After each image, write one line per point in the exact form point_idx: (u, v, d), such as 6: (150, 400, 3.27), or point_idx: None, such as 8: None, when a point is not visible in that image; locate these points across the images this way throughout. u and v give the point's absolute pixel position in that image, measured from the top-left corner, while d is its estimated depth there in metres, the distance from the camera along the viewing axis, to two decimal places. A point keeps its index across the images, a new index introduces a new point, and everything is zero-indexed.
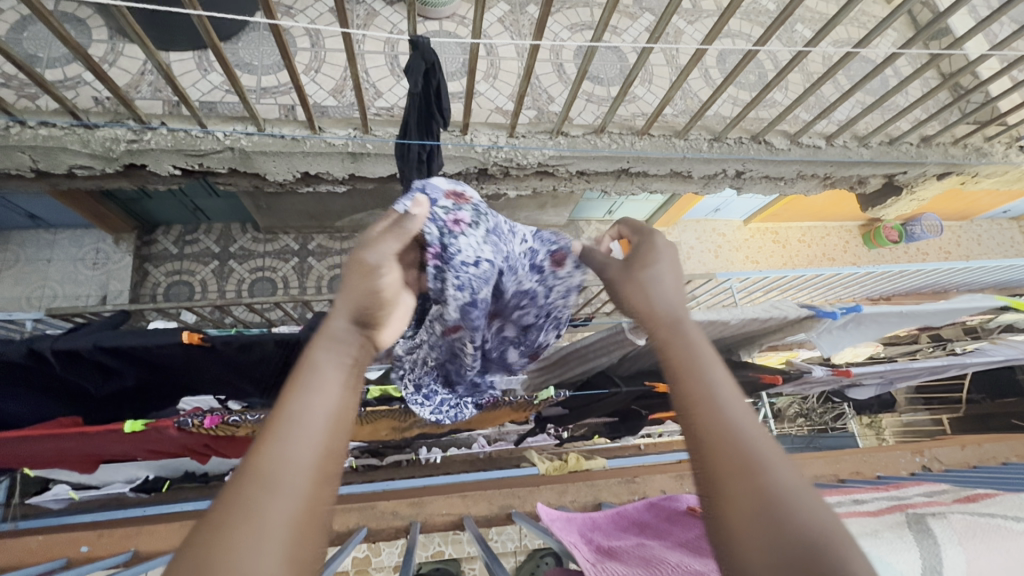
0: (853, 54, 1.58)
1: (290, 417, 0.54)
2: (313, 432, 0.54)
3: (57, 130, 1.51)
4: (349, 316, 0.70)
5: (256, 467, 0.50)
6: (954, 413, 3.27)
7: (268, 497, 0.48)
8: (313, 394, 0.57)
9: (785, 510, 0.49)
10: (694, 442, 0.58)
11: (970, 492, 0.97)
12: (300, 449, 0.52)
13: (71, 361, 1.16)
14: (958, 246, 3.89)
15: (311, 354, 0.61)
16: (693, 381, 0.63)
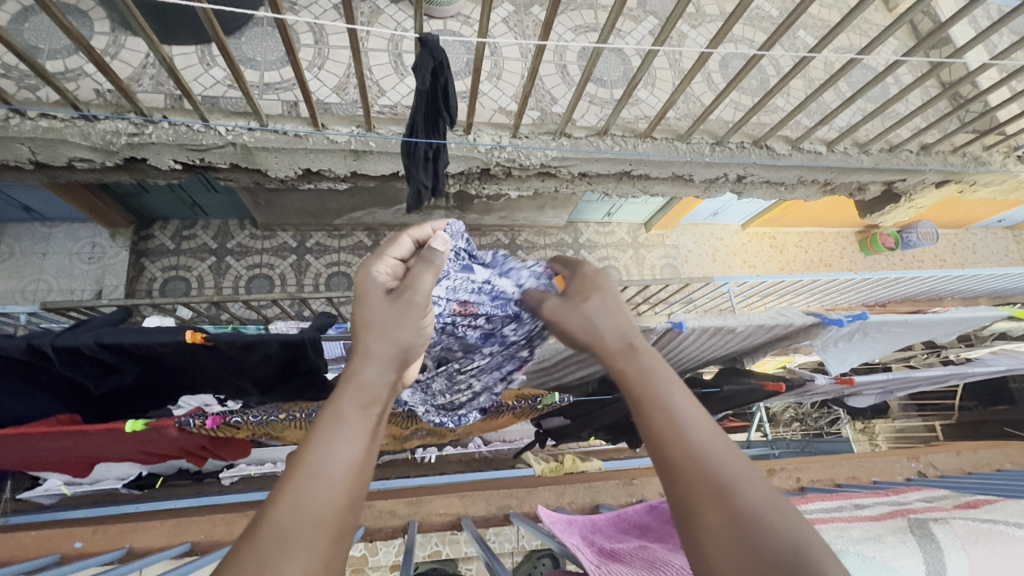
0: (857, 60, 1.58)
1: (310, 466, 0.53)
2: (330, 484, 0.52)
3: (58, 122, 1.50)
4: (386, 362, 0.67)
5: (268, 521, 0.48)
6: (948, 420, 3.29)
7: (284, 557, 0.46)
8: (333, 444, 0.55)
9: (756, 535, 0.47)
10: (671, 479, 0.54)
11: (970, 498, 0.98)
12: (311, 501, 0.50)
13: (71, 357, 1.14)
14: (953, 255, 3.92)
15: (334, 400, 0.60)
16: (658, 410, 0.59)
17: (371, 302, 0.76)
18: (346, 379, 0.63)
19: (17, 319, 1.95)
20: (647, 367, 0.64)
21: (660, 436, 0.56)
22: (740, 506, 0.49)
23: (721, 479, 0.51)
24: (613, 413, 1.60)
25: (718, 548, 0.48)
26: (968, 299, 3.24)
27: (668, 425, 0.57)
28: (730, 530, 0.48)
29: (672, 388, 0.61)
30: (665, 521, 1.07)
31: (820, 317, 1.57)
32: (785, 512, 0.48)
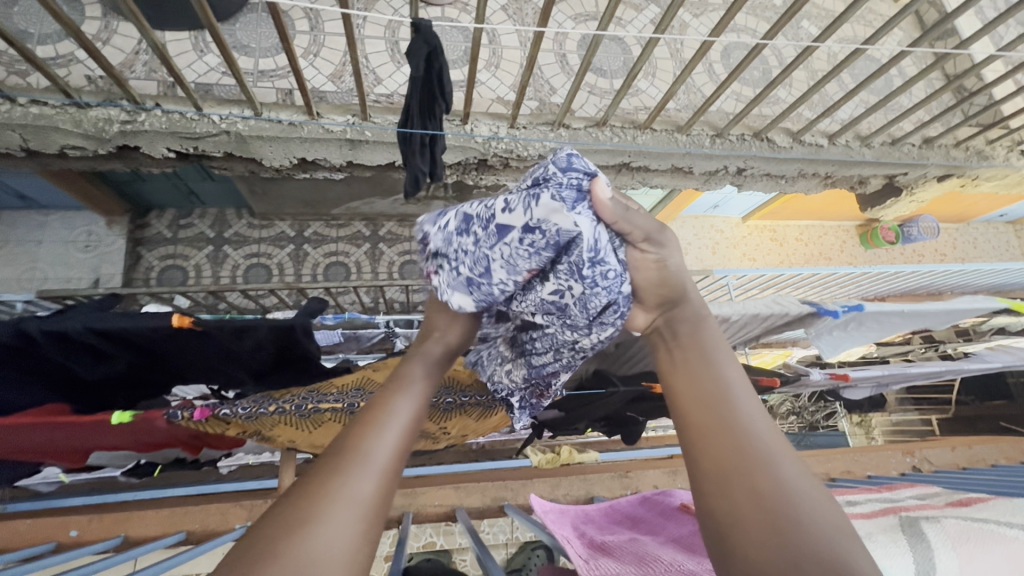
0: (859, 51, 1.55)
1: (388, 413, 0.63)
2: (400, 428, 0.62)
3: (49, 109, 1.48)
4: (440, 347, 0.80)
5: (355, 446, 0.57)
6: (944, 414, 3.31)
7: (361, 473, 0.55)
8: (409, 401, 0.66)
9: (789, 519, 0.49)
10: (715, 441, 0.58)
11: (963, 495, 0.98)
12: (390, 436, 0.60)
13: (60, 344, 1.14)
14: (954, 249, 3.90)
15: (409, 367, 0.72)
16: (706, 379, 0.63)
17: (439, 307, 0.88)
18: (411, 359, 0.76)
19: (12, 306, 1.94)
20: (694, 344, 0.69)
21: (692, 406, 0.62)
22: (770, 479, 0.52)
23: (756, 451, 0.55)
24: (604, 406, 1.60)
25: (743, 515, 0.51)
26: (967, 295, 3.23)
27: (711, 395, 0.62)
28: (753, 499, 0.52)
29: (731, 366, 0.65)
30: (657, 513, 1.07)
31: (815, 305, 1.57)
32: (814, 494, 0.52)
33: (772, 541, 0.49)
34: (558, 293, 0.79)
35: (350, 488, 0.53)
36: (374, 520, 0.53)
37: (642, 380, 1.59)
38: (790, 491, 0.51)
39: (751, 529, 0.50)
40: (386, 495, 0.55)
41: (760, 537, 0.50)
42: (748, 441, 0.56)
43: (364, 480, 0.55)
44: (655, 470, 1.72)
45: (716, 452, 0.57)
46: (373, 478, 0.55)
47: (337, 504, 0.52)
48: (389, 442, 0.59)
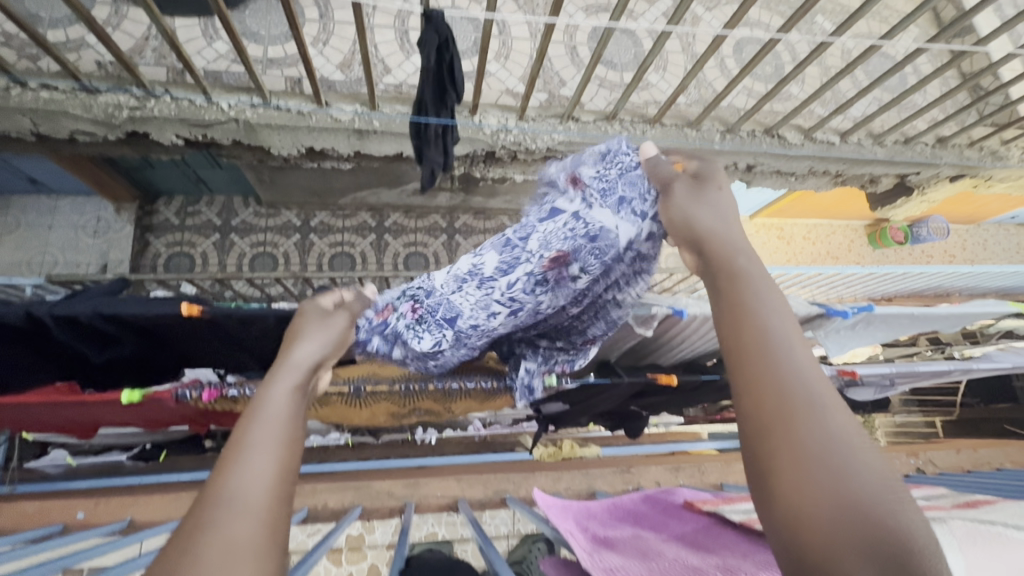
0: (875, 48, 1.52)
1: (248, 443, 0.57)
2: (269, 456, 0.56)
3: (59, 94, 1.49)
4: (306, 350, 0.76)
5: (215, 490, 0.52)
6: (948, 416, 3.30)
7: (234, 520, 0.50)
8: (264, 422, 0.60)
9: (843, 483, 0.46)
10: (745, 390, 0.54)
11: (969, 497, 0.97)
12: (255, 475, 0.54)
13: (70, 327, 1.13)
14: (964, 250, 3.86)
15: (263, 386, 0.65)
16: (745, 328, 0.58)
17: (309, 325, 0.85)
18: (278, 367, 0.70)
19: (21, 290, 1.95)
20: (731, 291, 0.63)
21: (737, 350, 0.57)
22: (813, 433, 0.49)
23: (801, 402, 0.51)
24: (612, 399, 1.59)
25: (784, 473, 0.48)
26: (975, 297, 3.20)
27: (755, 348, 0.56)
28: (793, 459, 0.48)
29: (775, 310, 0.59)
30: (660, 510, 1.07)
31: (823, 307, 1.57)
32: (856, 450, 0.48)
33: (814, 498, 0.46)
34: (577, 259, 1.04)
35: (217, 534, 0.49)
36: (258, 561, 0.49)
37: (646, 372, 1.59)
38: (830, 449, 0.48)
39: (794, 495, 0.47)
40: (276, 526, 0.52)
41: (804, 501, 0.46)
42: (789, 387, 0.52)
43: (240, 523, 0.50)
44: (657, 467, 1.72)
45: (756, 400, 0.53)
46: (242, 520, 0.50)
47: (199, 555, 0.47)
48: (265, 470, 0.55)
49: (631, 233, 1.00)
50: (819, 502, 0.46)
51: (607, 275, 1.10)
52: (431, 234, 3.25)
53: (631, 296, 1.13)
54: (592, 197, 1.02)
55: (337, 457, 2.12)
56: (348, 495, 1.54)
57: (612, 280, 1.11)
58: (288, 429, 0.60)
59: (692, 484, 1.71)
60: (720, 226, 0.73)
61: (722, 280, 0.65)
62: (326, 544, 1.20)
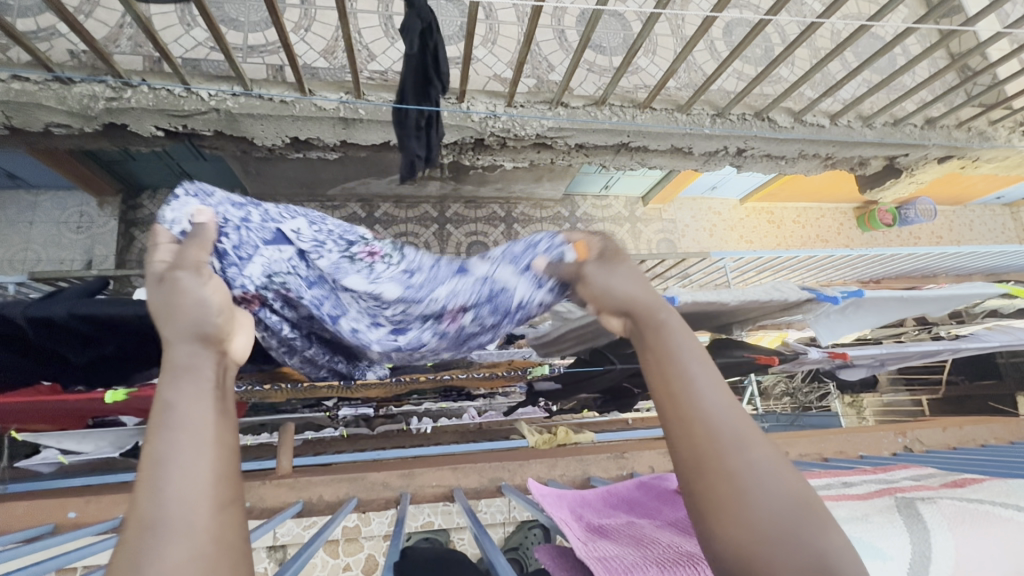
0: (866, 27, 1.50)
1: (158, 459, 0.50)
2: (191, 467, 0.50)
3: (31, 85, 1.44)
4: (192, 336, 0.62)
5: (137, 520, 0.46)
6: (935, 395, 3.36)
7: (169, 551, 0.44)
8: (174, 430, 0.52)
9: (771, 518, 0.48)
10: (675, 430, 0.56)
11: (957, 475, 0.98)
12: (176, 491, 0.48)
13: (48, 329, 1.12)
14: (950, 231, 3.90)
15: (159, 389, 0.55)
16: (668, 371, 0.59)
17: (181, 292, 0.68)
18: (167, 366, 0.58)
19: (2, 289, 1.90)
20: (652, 339, 0.64)
21: (663, 390, 0.59)
22: (740, 467, 0.51)
23: (719, 438, 0.53)
24: (603, 382, 1.61)
25: (719, 506, 0.50)
26: (962, 277, 3.23)
27: (677, 393, 0.57)
28: (727, 491, 0.50)
29: (691, 354, 0.61)
30: (654, 495, 1.06)
31: (815, 292, 1.58)
32: (778, 480, 0.50)
33: (747, 529, 0.48)
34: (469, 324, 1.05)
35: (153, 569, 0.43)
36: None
37: None
38: (755, 485, 0.50)
39: (730, 527, 0.49)
40: (220, 536, 0.47)
41: (741, 533, 0.48)
42: (711, 428, 0.54)
43: (178, 550, 0.45)
44: (651, 451, 1.73)
45: (685, 440, 0.55)
46: (175, 543, 0.45)
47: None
48: (196, 478, 0.49)
49: (533, 302, 0.99)
50: (753, 534, 0.47)
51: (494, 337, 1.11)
52: (422, 223, 3.23)
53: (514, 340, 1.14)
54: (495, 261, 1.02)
55: (334, 448, 2.13)
56: (343, 487, 1.53)
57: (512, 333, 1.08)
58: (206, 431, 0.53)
59: None
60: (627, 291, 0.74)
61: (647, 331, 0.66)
62: (322, 536, 1.19)
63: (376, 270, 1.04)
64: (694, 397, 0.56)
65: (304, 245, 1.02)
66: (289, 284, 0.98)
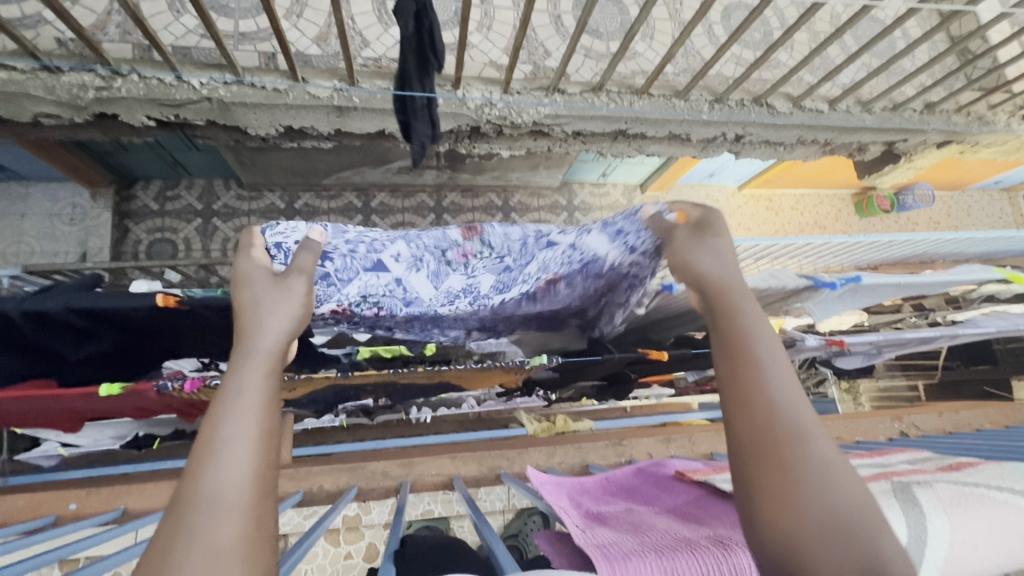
0: (865, 10, 1.48)
1: (219, 440, 0.60)
2: (243, 453, 0.59)
3: (18, 74, 1.42)
4: (275, 331, 0.74)
5: (193, 491, 0.56)
6: (929, 379, 3.43)
7: (217, 522, 0.54)
8: (238, 418, 0.62)
9: (825, 507, 0.51)
10: (738, 412, 0.60)
11: (953, 459, 0.99)
12: (229, 471, 0.58)
13: (42, 324, 1.11)
14: (948, 217, 3.89)
15: (234, 373, 0.66)
16: (739, 359, 0.63)
17: (262, 288, 0.81)
18: (242, 352, 0.69)
19: None
20: (729, 325, 0.67)
21: (732, 374, 0.62)
22: (801, 459, 0.54)
23: (786, 428, 0.57)
24: (600, 370, 1.59)
25: (772, 491, 0.54)
26: (959, 263, 3.23)
27: (749, 381, 0.61)
28: (785, 479, 0.54)
29: (766, 344, 0.64)
30: (652, 482, 1.07)
31: (811, 279, 1.58)
32: (837, 476, 0.53)
33: (794, 514, 0.52)
34: (570, 285, 1.17)
35: (201, 536, 0.53)
36: (246, 560, 0.53)
37: (637, 346, 1.62)
38: (815, 478, 0.53)
39: (781, 510, 0.53)
40: (258, 520, 0.56)
41: (791, 517, 0.52)
42: (778, 418, 0.57)
43: (223, 523, 0.54)
44: (649, 439, 1.74)
45: (746, 425, 0.58)
46: (223, 516, 0.54)
47: (185, 557, 0.51)
48: (245, 464, 0.59)
49: (625, 261, 1.10)
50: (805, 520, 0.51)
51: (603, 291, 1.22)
52: (419, 213, 3.21)
53: (632, 302, 1.26)
54: (590, 228, 1.06)
55: (334, 439, 2.14)
56: (343, 476, 1.54)
57: (614, 288, 1.21)
58: (258, 419, 0.63)
59: (683, 454, 1.74)
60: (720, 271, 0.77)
61: (720, 318, 0.69)
62: (323, 525, 1.20)
63: (472, 265, 1.13)
64: (764, 387, 0.60)
65: (400, 256, 1.10)
66: (381, 304, 1.10)
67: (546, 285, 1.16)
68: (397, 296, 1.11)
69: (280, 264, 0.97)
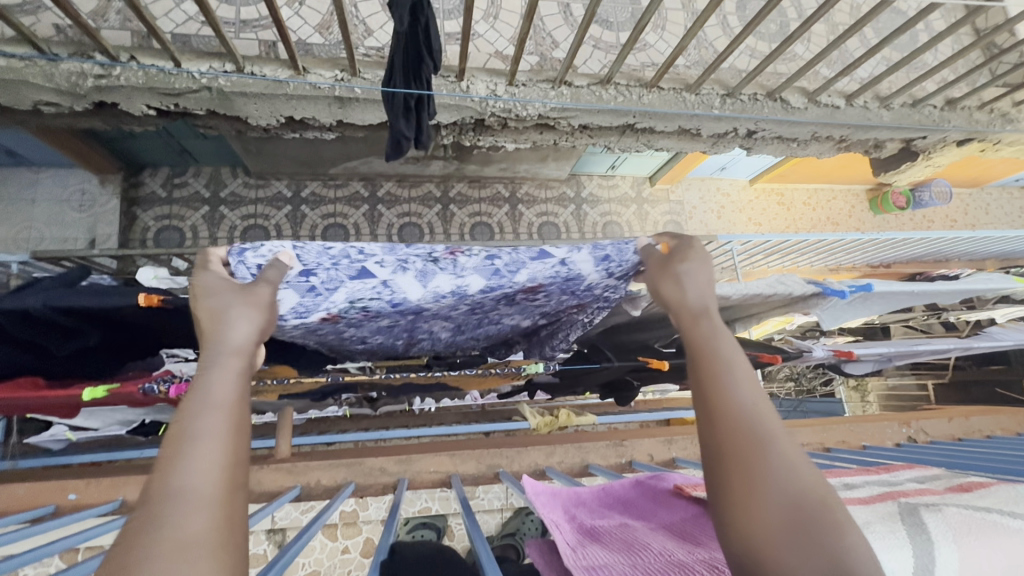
0: (886, 4, 1.41)
1: (189, 436, 0.60)
2: (213, 449, 0.59)
3: (17, 62, 1.40)
4: (249, 333, 0.75)
5: (161, 488, 0.55)
6: (940, 379, 3.30)
7: (185, 516, 0.53)
8: (208, 415, 0.62)
9: (780, 500, 0.57)
10: (704, 429, 0.66)
11: (964, 478, 0.95)
12: (195, 467, 0.57)
13: (24, 321, 1.08)
14: (965, 215, 3.79)
15: (202, 373, 0.67)
16: (704, 378, 0.70)
17: (227, 292, 0.81)
18: (213, 352, 0.70)
19: None
20: (695, 347, 0.75)
21: (699, 398, 0.69)
22: (760, 462, 0.60)
23: (748, 434, 0.63)
24: (599, 377, 1.62)
25: (736, 492, 0.60)
26: (976, 263, 3.15)
27: (710, 397, 0.68)
28: (744, 481, 0.60)
29: (731, 363, 0.70)
30: (650, 497, 1.04)
31: (820, 286, 1.54)
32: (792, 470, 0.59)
33: (759, 513, 0.57)
34: (548, 296, 1.19)
35: (169, 528, 0.52)
36: (214, 551, 0.52)
37: (637, 354, 1.60)
38: (771, 478, 0.59)
39: (744, 515, 0.58)
40: (228, 515, 0.56)
41: (753, 517, 0.57)
42: (740, 427, 0.64)
43: (192, 516, 0.53)
44: (650, 440, 1.72)
45: (711, 440, 0.65)
46: (193, 507, 0.54)
47: (146, 549, 0.50)
48: (214, 460, 0.58)
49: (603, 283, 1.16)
50: (763, 515, 0.57)
51: (570, 306, 1.29)
52: (425, 203, 3.18)
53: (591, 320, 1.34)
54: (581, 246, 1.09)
55: (336, 430, 2.14)
56: (341, 472, 1.53)
57: (583, 305, 1.27)
58: (227, 416, 0.63)
59: (685, 455, 1.72)
60: (693, 295, 0.85)
61: (690, 345, 0.76)
62: (320, 521, 1.19)
63: (461, 266, 1.07)
64: (726, 401, 0.66)
65: (385, 261, 1.04)
66: (368, 307, 1.09)
67: (526, 293, 1.16)
68: (384, 298, 1.09)
69: (243, 278, 0.92)
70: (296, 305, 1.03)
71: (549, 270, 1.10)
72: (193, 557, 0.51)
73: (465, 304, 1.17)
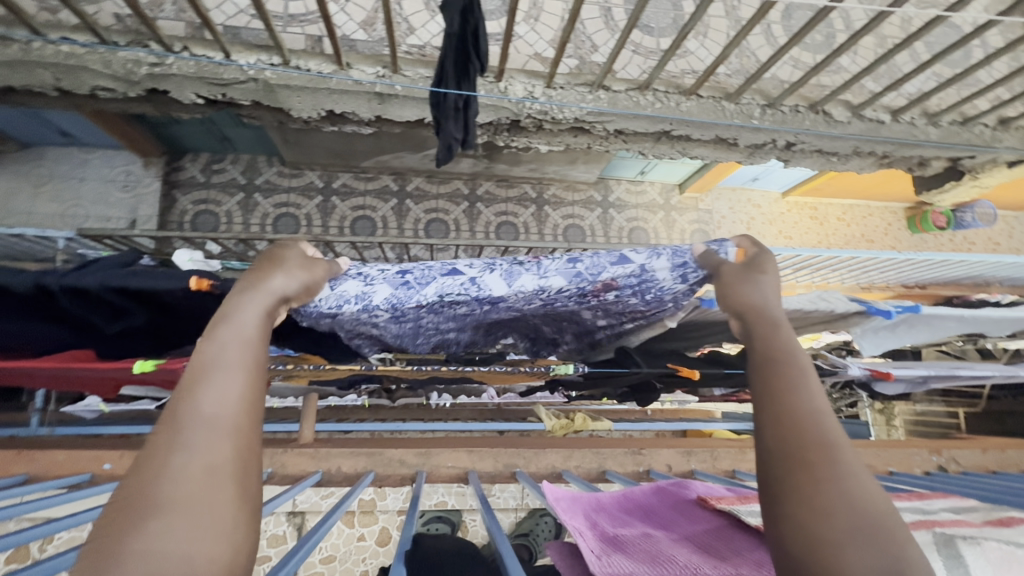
0: (941, 19, 1.37)
1: (210, 367, 0.65)
2: (235, 383, 0.64)
3: (79, 48, 1.47)
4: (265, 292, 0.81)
5: (185, 409, 0.60)
6: (972, 408, 3.18)
7: (209, 438, 0.58)
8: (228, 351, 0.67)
9: (837, 501, 0.58)
10: (766, 426, 0.68)
11: (1001, 513, 0.93)
12: (216, 396, 0.62)
13: (80, 299, 1.13)
14: (1009, 239, 3.65)
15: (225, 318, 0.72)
16: (772, 381, 0.72)
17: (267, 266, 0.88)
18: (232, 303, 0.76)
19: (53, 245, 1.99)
20: (768, 351, 0.77)
21: (764, 399, 0.71)
22: (826, 465, 0.61)
23: (814, 439, 0.64)
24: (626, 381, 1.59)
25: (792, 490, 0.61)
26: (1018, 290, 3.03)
27: (774, 397, 0.70)
28: (806, 482, 0.61)
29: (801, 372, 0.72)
30: (673, 505, 1.03)
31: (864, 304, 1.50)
32: (856, 481, 0.60)
33: (814, 508, 0.58)
34: (618, 298, 1.17)
35: (193, 446, 0.57)
36: (234, 477, 0.57)
37: (667, 359, 1.56)
38: (837, 484, 0.59)
39: (800, 512, 0.59)
40: (246, 444, 0.61)
41: (810, 514, 0.58)
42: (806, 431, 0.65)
43: (215, 440, 0.59)
44: (669, 450, 1.69)
45: (773, 439, 0.66)
46: (215, 431, 0.59)
47: (175, 466, 0.55)
48: (234, 392, 0.63)
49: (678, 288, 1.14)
50: (825, 517, 0.57)
51: (633, 311, 1.26)
52: (453, 200, 3.21)
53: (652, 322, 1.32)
54: (660, 252, 1.10)
55: (355, 418, 2.17)
56: (361, 461, 1.56)
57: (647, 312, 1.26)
58: (247, 356, 0.68)
59: (704, 469, 1.69)
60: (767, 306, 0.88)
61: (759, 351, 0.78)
62: (341, 507, 1.21)
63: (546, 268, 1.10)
64: (793, 401, 0.68)
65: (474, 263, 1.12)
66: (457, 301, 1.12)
67: (599, 291, 1.14)
68: (471, 295, 1.12)
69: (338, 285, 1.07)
70: (387, 301, 1.09)
71: (625, 272, 1.10)
72: (214, 477, 0.56)
73: (540, 304, 1.18)
